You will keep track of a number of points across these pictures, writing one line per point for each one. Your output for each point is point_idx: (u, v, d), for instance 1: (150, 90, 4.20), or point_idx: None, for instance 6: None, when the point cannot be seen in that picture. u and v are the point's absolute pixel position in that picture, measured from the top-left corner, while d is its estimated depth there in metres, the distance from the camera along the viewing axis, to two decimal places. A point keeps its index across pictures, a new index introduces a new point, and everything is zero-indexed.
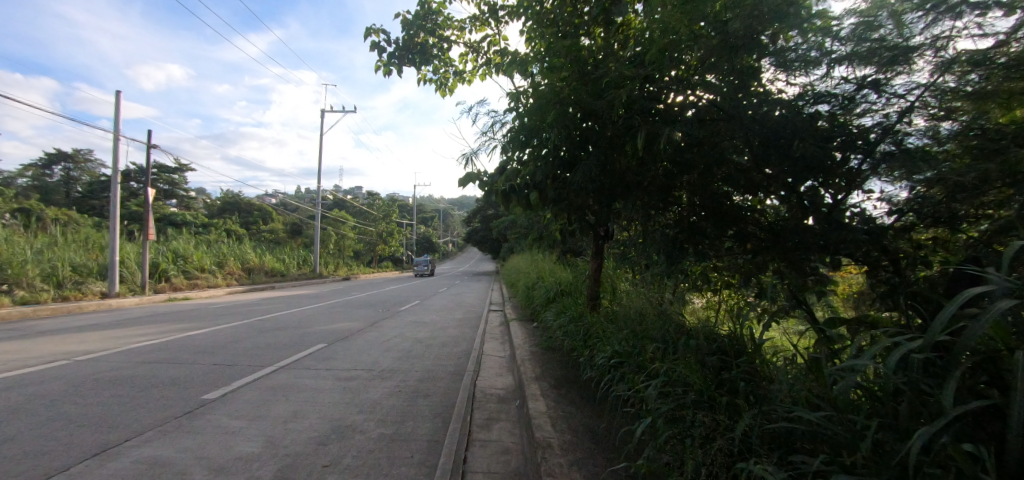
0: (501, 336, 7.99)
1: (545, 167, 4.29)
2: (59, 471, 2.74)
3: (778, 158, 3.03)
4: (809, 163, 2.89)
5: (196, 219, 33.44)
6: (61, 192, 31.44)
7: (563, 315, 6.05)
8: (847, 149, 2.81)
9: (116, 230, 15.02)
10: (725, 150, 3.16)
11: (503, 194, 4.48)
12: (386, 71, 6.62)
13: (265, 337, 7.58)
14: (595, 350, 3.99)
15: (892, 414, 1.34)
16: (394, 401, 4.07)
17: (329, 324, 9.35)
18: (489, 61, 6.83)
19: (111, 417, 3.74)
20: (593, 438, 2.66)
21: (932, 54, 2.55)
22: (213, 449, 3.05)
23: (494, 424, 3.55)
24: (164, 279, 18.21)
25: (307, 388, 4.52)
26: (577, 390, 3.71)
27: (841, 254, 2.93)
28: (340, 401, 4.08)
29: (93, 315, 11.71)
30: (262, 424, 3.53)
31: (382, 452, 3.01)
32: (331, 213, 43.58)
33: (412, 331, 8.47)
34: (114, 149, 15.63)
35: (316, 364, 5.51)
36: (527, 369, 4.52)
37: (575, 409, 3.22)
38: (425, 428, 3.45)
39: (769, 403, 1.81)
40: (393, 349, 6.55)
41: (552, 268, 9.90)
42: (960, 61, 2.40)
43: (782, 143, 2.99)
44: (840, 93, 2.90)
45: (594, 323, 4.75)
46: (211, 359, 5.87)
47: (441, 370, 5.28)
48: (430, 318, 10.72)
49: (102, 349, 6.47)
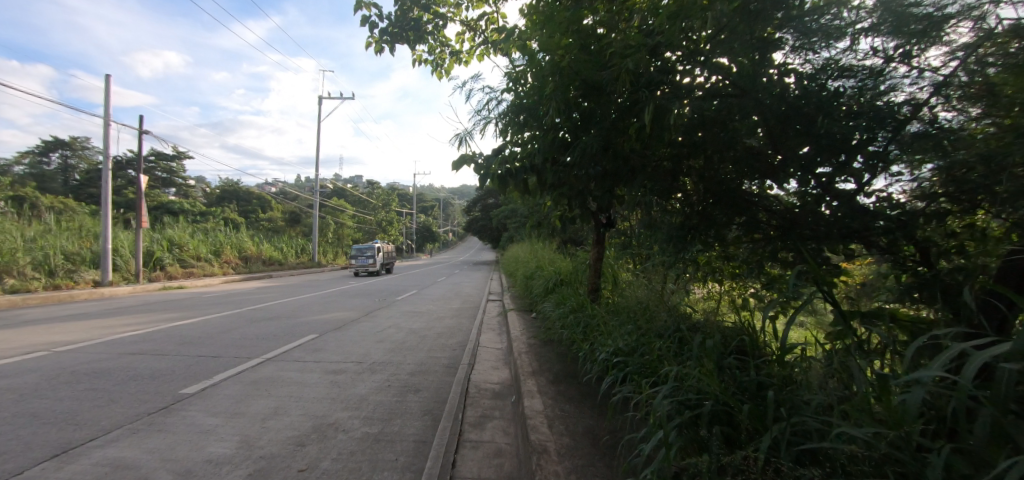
0: (499, 326, 7.78)
1: (544, 149, 4.02)
2: (10, 475, 2.51)
3: (797, 138, 2.74)
4: (832, 142, 2.60)
5: (194, 207, 33.15)
6: (58, 180, 31.15)
7: (562, 305, 5.82)
8: (873, 127, 2.49)
9: (108, 217, 14.77)
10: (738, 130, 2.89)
11: (499, 178, 4.19)
12: (378, 49, 6.29)
13: (255, 327, 7.36)
14: (596, 344, 3.76)
15: (966, 433, 1.09)
16: (382, 397, 3.85)
17: (322, 313, 9.14)
18: (487, 40, 6.49)
19: (81, 413, 3.52)
20: (593, 442, 2.43)
21: (970, 24, 2.22)
22: (183, 451, 2.83)
23: (487, 423, 3.31)
24: (160, 267, 18.03)
25: (293, 382, 4.30)
26: (576, 387, 3.49)
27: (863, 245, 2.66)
28: (325, 396, 3.86)
29: (85, 303, 11.53)
30: (239, 422, 3.30)
31: (365, 454, 2.78)
32: (330, 202, 43.29)
33: (407, 321, 8.26)
34: (104, 135, 15.28)
35: (304, 356, 5.30)
36: (523, 363, 4.28)
37: (574, 409, 2.99)
38: (413, 427, 3.22)
39: (798, 412, 1.57)
40: (385, 340, 6.34)
41: (551, 257, 9.68)
42: (1000, 32, 2.03)
43: (804, 122, 2.70)
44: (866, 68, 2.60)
45: (596, 316, 4.50)
46: (197, 350, 5.65)
47: (434, 363, 5.05)
48: (427, 308, 10.51)
49: (84, 339, 6.25)
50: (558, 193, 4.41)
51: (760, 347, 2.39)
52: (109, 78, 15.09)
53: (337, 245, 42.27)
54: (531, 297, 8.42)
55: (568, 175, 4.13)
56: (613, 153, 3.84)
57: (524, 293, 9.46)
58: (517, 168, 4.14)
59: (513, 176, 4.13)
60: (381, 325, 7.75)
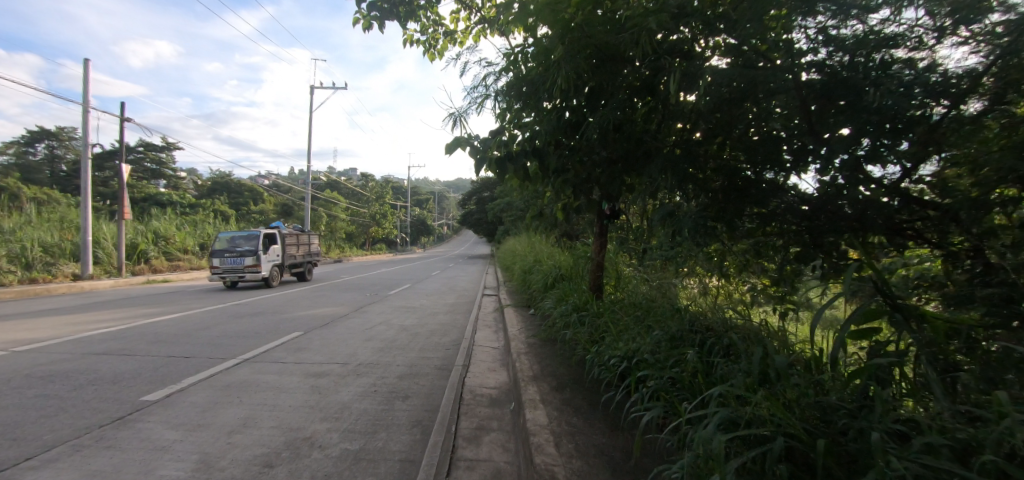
0: (495, 323, 7.42)
1: (548, 131, 3.65)
2: None
3: (842, 111, 2.18)
4: (885, 116, 2.03)
5: (183, 199, 32.46)
6: (41, 171, 30.29)
7: (563, 302, 5.45)
8: (931, 99, 1.96)
9: (87, 208, 14.18)
10: (766, 106, 2.44)
11: (497, 161, 3.77)
12: (366, 26, 5.81)
13: (238, 324, 6.93)
14: (604, 348, 3.39)
15: None
16: (366, 405, 3.46)
17: (310, 309, 8.70)
18: (484, 18, 6.04)
19: (22, 426, 3.10)
20: (609, 467, 2.04)
21: None
22: (129, 474, 2.43)
23: (484, 437, 2.94)
24: (145, 261, 17.41)
25: (269, 387, 3.89)
26: (582, 396, 3.12)
27: (903, 237, 2.29)
28: (303, 404, 3.47)
29: (62, 298, 10.98)
30: (202, 436, 2.91)
31: (342, 477, 2.39)
32: (323, 194, 42.55)
33: (399, 317, 7.88)
34: (82, 121, 14.54)
35: (285, 356, 4.90)
36: (523, 367, 3.92)
37: (584, 423, 2.61)
38: (399, 443, 2.84)
39: (889, 449, 1.21)
40: (374, 338, 5.94)
41: (549, 250, 9.32)
42: None
43: (852, 94, 2.17)
44: (907, 47, 2.14)
45: (605, 315, 4.13)
46: (169, 350, 5.23)
47: (426, 364, 4.65)
48: (420, 303, 10.09)
49: (48, 338, 5.80)
50: (563, 182, 4.06)
51: (802, 357, 2.06)
52: (88, 62, 14.34)
53: (330, 238, 41.65)
54: (529, 292, 8.06)
55: (574, 161, 3.80)
56: (619, 136, 3.56)
57: (522, 288, 9.10)
58: (517, 151, 3.74)
59: (514, 160, 3.72)
60: (371, 322, 7.34)
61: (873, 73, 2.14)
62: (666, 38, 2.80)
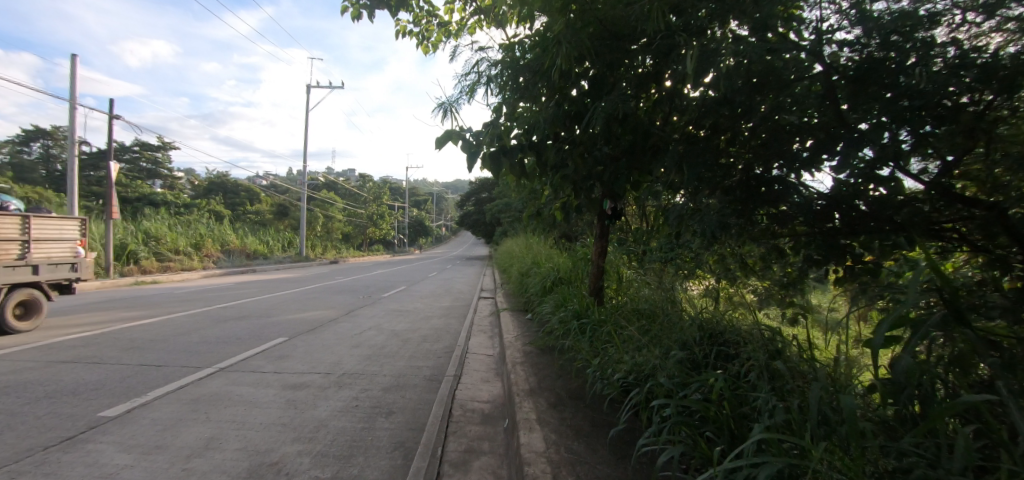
0: (490, 328, 7.11)
1: (546, 124, 3.45)
2: None
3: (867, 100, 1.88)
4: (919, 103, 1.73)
5: (178, 198, 32.07)
6: (33, 170, 29.79)
7: (561, 307, 5.15)
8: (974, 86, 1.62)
9: (74, 207, 13.78)
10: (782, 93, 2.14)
11: (492, 154, 3.49)
12: (355, 15, 5.49)
13: (220, 329, 6.59)
14: (608, 361, 3.08)
15: None
16: (345, 423, 3.14)
17: (299, 312, 8.35)
18: (479, 7, 5.75)
19: None
20: None
21: None
22: None
23: (473, 463, 2.62)
24: (134, 261, 16.99)
25: (242, 402, 3.57)
26: (582, 414, 2.82)
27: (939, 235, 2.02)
28: (276, 422, 3.14)
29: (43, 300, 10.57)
30: (157, 460, 2.58)
31: None
32: (319, 194, 42.09)
33: (391, 321, 7.55)
34: (68, 117, 14.08)
35: (264, 365, 4.58)
36: (517, 379, 3.62)
37: (586, 450, 2.29)
38: (377, 469, 2.51)
39: None
40: (362, 344, 5.62)
41: (548, 252, 9.02)
42: None
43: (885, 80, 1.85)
44: (954, 23, 1.79)
45: (607, 322, 3.84)
46: (141, 358, 4.89)
47: (414, 375, 4.32)
48: (413, 306, 9.75)
49: (16, 344, 5.45)
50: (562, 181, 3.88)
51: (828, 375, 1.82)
52: (76, 57, 13.93)
53: (325, 239, 41.21)
54: (526, 296, 7.75)
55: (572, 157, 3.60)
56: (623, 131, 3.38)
57: (519, 291, 8.78)
58: (514, 145, 3.55)
59: (510, 154, 3.49)
60: (361, 327, 7.00)
61: (898, 61, 1.83)
62: (675, 18, 2.62)
